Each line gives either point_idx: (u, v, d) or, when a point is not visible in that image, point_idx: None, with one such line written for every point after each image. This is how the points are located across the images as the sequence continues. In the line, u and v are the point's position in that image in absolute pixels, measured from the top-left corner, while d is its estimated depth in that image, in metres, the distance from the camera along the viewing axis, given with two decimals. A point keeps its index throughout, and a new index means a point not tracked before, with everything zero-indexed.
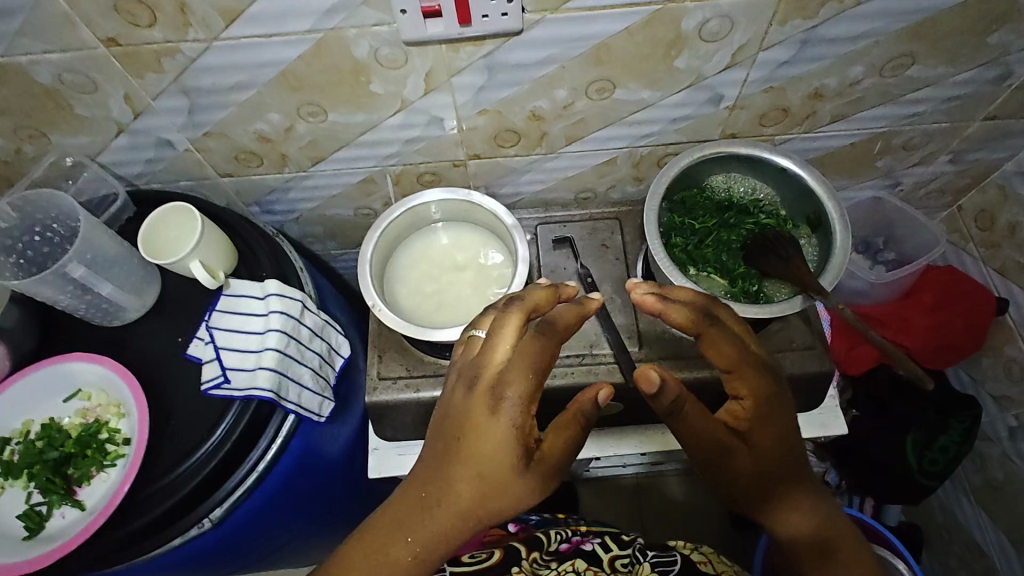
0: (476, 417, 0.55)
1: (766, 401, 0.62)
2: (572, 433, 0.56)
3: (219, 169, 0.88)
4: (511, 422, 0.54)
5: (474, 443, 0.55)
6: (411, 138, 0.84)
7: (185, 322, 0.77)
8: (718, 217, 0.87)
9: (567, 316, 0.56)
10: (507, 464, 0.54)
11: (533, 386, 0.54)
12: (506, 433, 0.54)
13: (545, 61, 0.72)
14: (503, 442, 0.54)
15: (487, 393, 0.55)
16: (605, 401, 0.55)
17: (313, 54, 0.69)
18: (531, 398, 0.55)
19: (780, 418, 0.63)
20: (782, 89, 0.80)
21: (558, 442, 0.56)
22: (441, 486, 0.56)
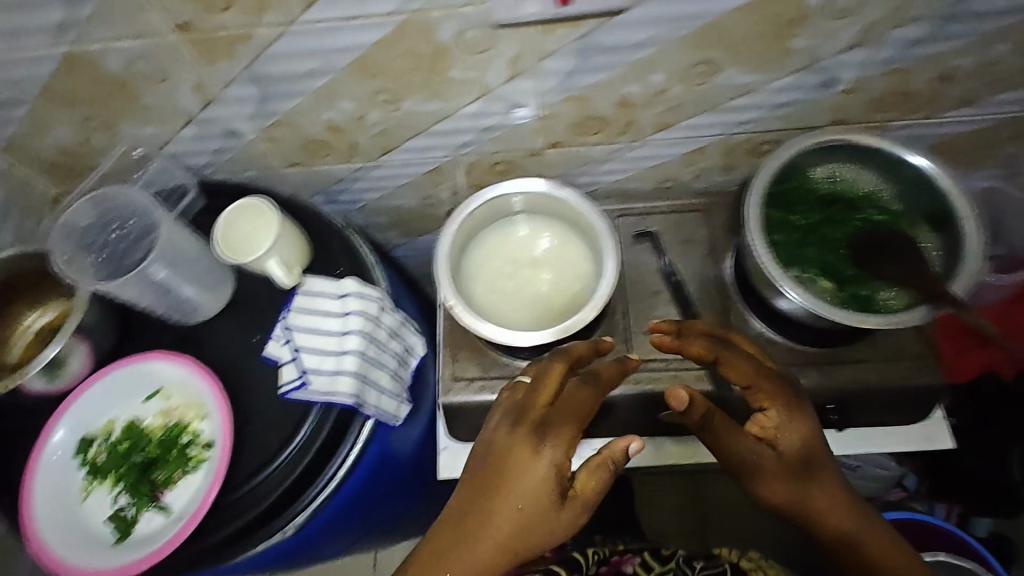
0: (514, 452, 0.54)
1: (794, 417, 0.61)
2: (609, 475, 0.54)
3: (286, 159, 0.85)
4: (552, 459, 0.53)
5: (512, 477, 0.54)
6: (488, 126, 0.79)
7: (259, 322, 0.74)
8: (823, 213, 0.80)
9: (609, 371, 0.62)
10: (546, 498, 0.53)
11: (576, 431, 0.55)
12: (547, 472, 0.53)
13: (645, 43, 0.65)
14: (543, 478, 0.53)
15: (532, 429, 0.55)
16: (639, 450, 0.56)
17: (393, 39, 0.64)
18: (572, 436, 0.55)
19: (809, 430, 0.61)
20: (909, 71, 0.71)
21: (595, 482, 0.54)
22: (478, 518, 0.54)
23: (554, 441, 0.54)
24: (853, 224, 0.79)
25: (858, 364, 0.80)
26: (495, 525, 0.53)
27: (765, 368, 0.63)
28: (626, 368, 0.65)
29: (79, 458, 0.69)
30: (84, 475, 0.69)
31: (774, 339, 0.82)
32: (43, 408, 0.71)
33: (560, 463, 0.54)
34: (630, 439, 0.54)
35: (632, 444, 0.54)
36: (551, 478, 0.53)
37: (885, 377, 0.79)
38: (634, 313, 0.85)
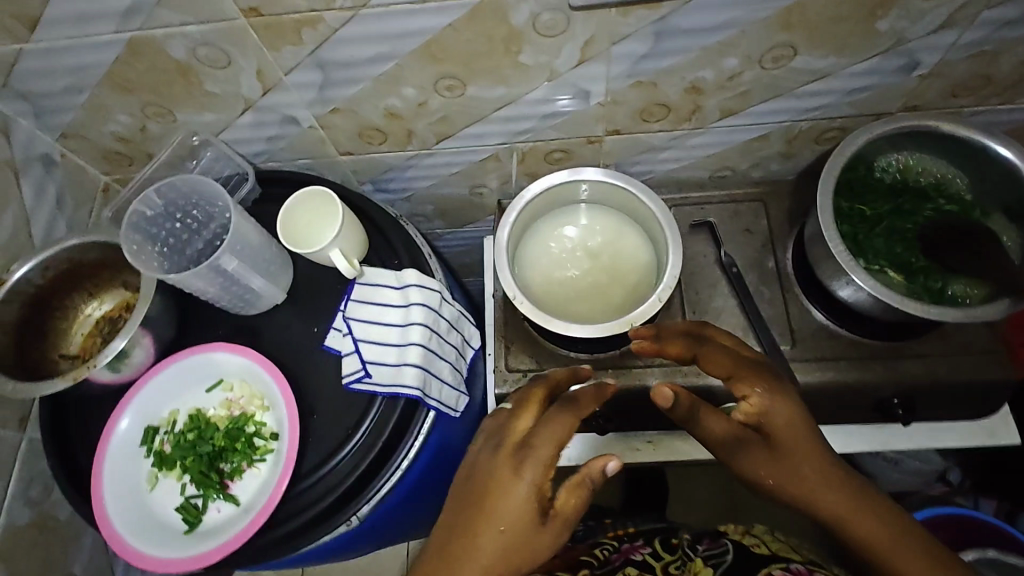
0: (493, 474, 0.51)
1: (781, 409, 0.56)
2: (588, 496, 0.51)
3: (340, 146, 0.84)
4: (531, 481, 0.49)
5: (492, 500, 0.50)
6: (550, 113, 0.77)
7: (320, 312, 0.74)
8: (892, 202, 0.77)
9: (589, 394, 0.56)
10: (526, 522, 0.49)
11: (556, 451, 0.51)
12: (524, 492, 0.49)
13: (723, 25, 0.63)
14: (523, 501, 0.49)
15: (509, 450, 0.51)
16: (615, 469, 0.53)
17: (466, 22, 0.62)
18: (553, 458, 0.50)
19: (796, 419, 0.56)
20: (994, 55, 0.68)
21: (575, 502, 0.51)
22: (457, 543, 0.50)
23: (532, 464, 0.50)
24: (923, 215, 0.77)
25: (925, 358, 0.78)
26: (474, 549, 0.49)
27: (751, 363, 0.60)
28: (603, 392, 0.58)
29: (145, 447, 0.69)
30: (151, 464, 0.69)
31: (837, 332, 0.80)
32: (107, 396, 0.71)
33: (541, 485, 0.50)
34: (605, 458, 0.52)
35: (609, 463, 0.51)
36: (530, 498, 0.49)
37: (955, 371, 0.77)
38: (692, 304, 0.83)
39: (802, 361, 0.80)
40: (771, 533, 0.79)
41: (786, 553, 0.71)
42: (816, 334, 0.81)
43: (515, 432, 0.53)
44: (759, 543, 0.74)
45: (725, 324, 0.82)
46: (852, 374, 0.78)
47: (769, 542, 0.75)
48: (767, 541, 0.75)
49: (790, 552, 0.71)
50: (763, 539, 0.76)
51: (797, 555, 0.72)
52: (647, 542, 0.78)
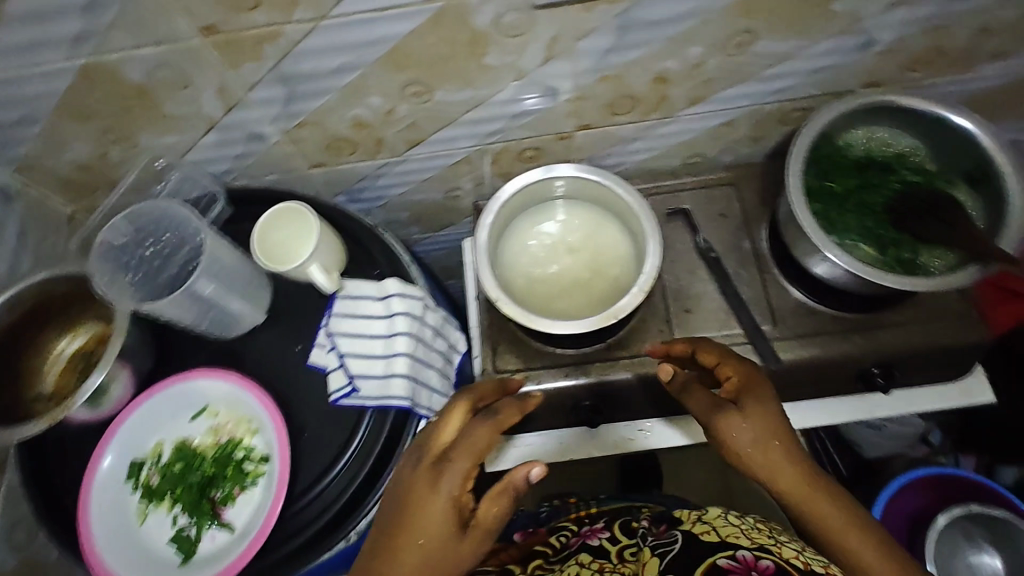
0: (417, 487, 0.56)
1: (753, 390, 0.63)
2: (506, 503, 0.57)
3: (309, 159, 0.82)
4: (448, 493, 0.56)
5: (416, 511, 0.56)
6: (519, 112, 0.77)
7: (302, 330, 0.73)
8: (859, 177, 0.79)
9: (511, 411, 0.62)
10: (446, 530, 0.55)
11: (473, 465, 0.57)
12: (443, 505, 0.55)
13: (685, 15, 0.64)
14: (442, 511, 0.56)
15: (430, 467, 0.57)
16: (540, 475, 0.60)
17: (429, 27, 0.61)
18: (468, 471, 0.57)
19: (765, 399, 0.62)
20: (946, 28, 0.70)
21: (493, 510, 0.58)
22: (389, 552, 0.56)
23: (451, 476, 0.56)
24: (889, 188, 0.79)
25: (899, 327, 0.80)
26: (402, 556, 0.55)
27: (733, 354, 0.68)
28: (524, 406, 0.63)
29: (131, 481, 0.67)
30: (139, 498, 0.67)
31: (816, 307, 0.82)
32: (89, 433, 0.69)
33: (458, 495, 0.56)
34: (531, 465, 0.58)
35: (533, 470, 0.58)
36: (447, 509, 0.55)
37: (930, 337, 0.79)
38: (674, 291, 0.84)
39: (782, 339, 0.81)
40: (729, 514, 0.69)
41: (735, 538, 0.62)
42: (796, 312, 0.82)
43: (437, 446, 0.59)
44: (709, 530, 0.65)
45: (707, 308, 0.83)
46: (832, 347, 0.80)
47: (719, 528, 0.65)
48: (718, 525, 0.66)
49: (740, 537, 0.62)
50: (715, 524, 0.66)
51: (748, 538, 0.62)
52: (607, 526, 0.85)
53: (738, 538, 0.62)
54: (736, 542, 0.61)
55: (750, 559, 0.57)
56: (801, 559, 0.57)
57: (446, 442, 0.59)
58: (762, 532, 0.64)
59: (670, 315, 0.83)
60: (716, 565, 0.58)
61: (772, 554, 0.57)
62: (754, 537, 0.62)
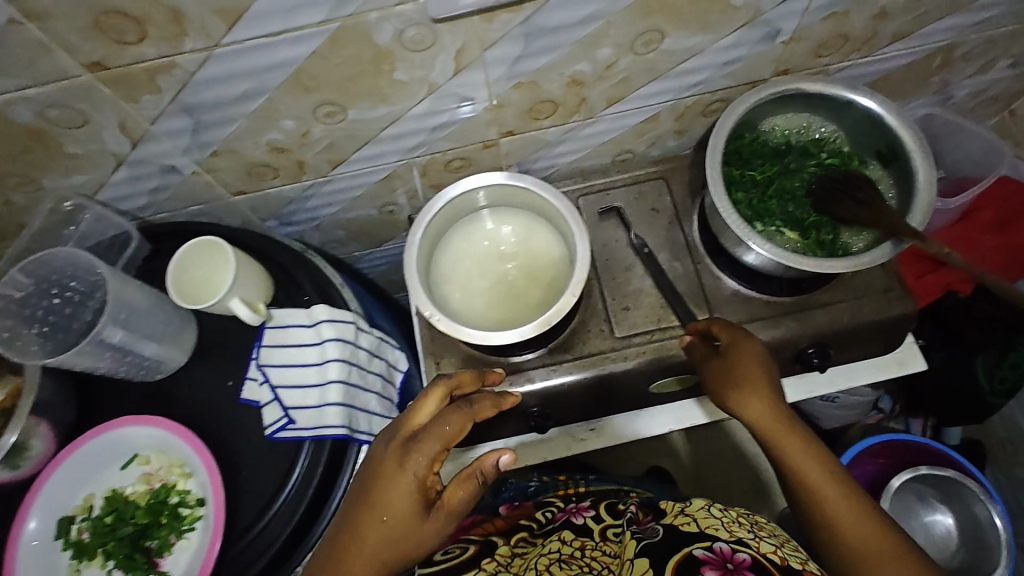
0: (386, 468, 0.56)
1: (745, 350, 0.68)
2: (472, 487, 0.57)
3: (230, 187, 0.80)
4: (414, 475, 0.55)
5: (384, 494, 0.55)
6: (439, 124, 0.76)
7: (233, 365, 0.71)
8: (778, 163, 0.81)
9: (487, 405, 0.62)
10: (412, 512, 0.55)
11: (443, 448, 0.56)
12: (409, 486, 0.55)
13: (589, 18, 0.64)
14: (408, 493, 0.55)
15: (400, 448, 0.57)
16: (509, 463, 0.59)
17: (328, 48, 0.60)
18: (436, 455, 0.56)
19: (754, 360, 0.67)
20: (845, 13, 0.71)
21: (459, 493, 0.57)
22: (355, 532, 0.55)
23: (417, 458, 0.55)
24: (807, 171, 0.81)
25: (830, 306, 0.82)
26: (372, 534, 0.55)
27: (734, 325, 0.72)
28: (501, 401, 0.63)
29: (61, 540, 0.64)
30: (70, 556, 0.64)
31: (750, 295, 0.84)
32: (12, 495, 0.66)
33: (424, 477, 0.56)
34: (501, 453, 0.58)
35: (503, 458, 0.57)
36: (412, 489, 0.55)
37: (857, 315, 0.81)
38: (612, 289, 0.85)
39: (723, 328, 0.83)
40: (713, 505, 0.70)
41: (714, 530, 0.63)
42: (732, 300, 0.84)
43: (412, 428, 0.58)
44: (688, 521, 0.66)
45: (645, 304, 0.84)
46: (769, 332, 0.81)
47: (698, 519, 0.66)
48: (699, 517, 0.67)
49: (718, 529, 0.63)
50: (696, 516, 0.67)
51: (726, 531, 0.63)
52: (592, 506, 0.86)
53: (717, 532, 0.63)
54: (712, 533, 0.62)
55: (725, 550, 0.59)
56: (778, 554, 0.59)
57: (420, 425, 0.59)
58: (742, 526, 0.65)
59: (609, 313, 0.84)
60: (692, 554, 0.59)
61: (749, 547, 0.59)
62: (734, 529, 0.64)
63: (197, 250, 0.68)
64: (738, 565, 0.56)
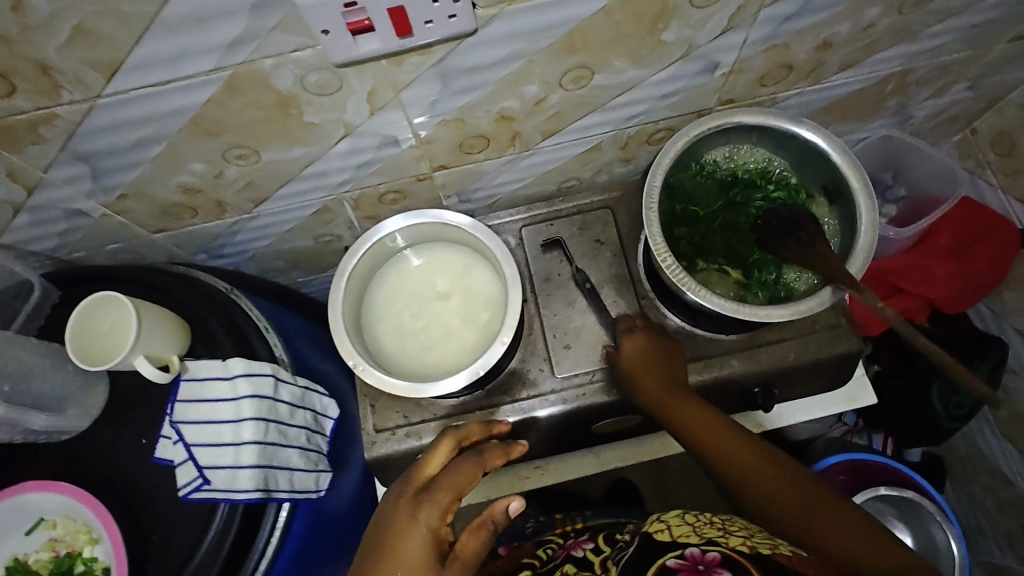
0: (399, 518, 0.56)
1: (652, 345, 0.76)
2: (483, 535, 0.56)
3: (148, 226, 0.76)
4: (429, 524, 0.56)
5: (398, 548, 0.55)
6: (364, 162, 0.72)
7: (147, 422, 0.68)
8: (723, 197, 0.78)
9: (496, 456, 0.64)
10: (427, 563, 0.54)
11: (455, 495, 0.59)
12: (425, 535, 0.55)
13: (509, 57, 0.60)
14: (423, 544, 0.55)
15: (413, 498, 0.58)
16: (517, 512, 0.60)
17: (225, 95, 0.56)
18: (449, 503, 0.57)
19: (656, 353, 0.75)
20: (786, 46, 0.68)
21: (473, 542, 0.56)
22: None
23: (431, 508, 0.57)
24: (753, 206, 0.78)
25: (775, 345, 0.80)
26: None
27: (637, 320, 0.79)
28: (509, 450, 0.66)
29: None
30: None
31: (694, 332, 0.81)
32: None
33: (438, 528, 0.56)
34: (511, 499, 0.59)
35: (512, 504, 0.59)
36: (429, 533, 0.55)
37: (802, 355, 0.79)
38: (553, 326, 0.82)
39: None
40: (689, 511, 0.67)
41: (685, 537, 0.60)
42: (676, 337, 0.81)
43: (423, 479, 0.61)
44: (663, 528, 0.64)
45: (587, 342, 0.82)
46: (712, 372, 0.79)
47: (674, 526, 0.63)
48: (673, 524, 0.64)
49: (691, 535, 0.61)
50: (671, 522, 0.65)
51: (698, 536, 0.61)
52: (591, 540, 0.82)
53: (688, 538, 0.60)
54: (685, 540, 0.60)
55: (698, 554, 0.56)
56: (747, 545, 0.58)
57: (430, 477, 0.61)
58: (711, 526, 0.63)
59: (550, 352, 0.81)
60: (665, 565, 0.57)
61: (720, 545, 0.58)
62: (705, 532, 0.62)
63: (91, 310, 0.64)
64: (710, 565, 0.54)
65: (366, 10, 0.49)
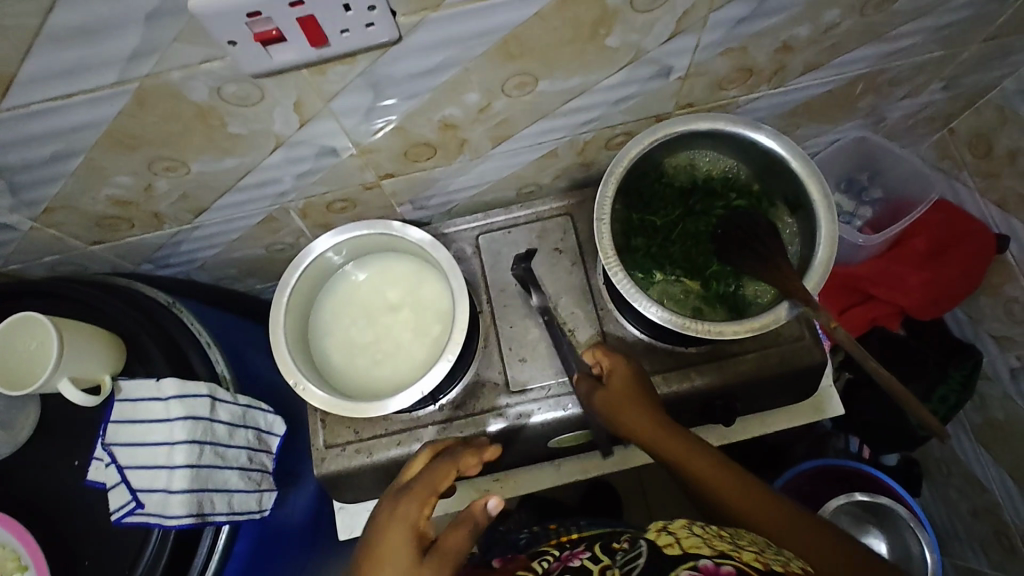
0: (377, 520, 0.51)
1: (624, 371, 0.68)
2: (464, 531, 0.49)
3: (84, 239, 0.73)
4: (406, 518, 0.50)
5: (376, 555, 0.48)
6: (304, 171, 0.69)
7: (81, 444, 0.66)
8: (683, 205, 0.75)
9: (469, 457, 0.58)
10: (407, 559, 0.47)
11: (433, 488, 0.53)
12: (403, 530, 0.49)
13: (443, 65, 0.56)
14: (403, 539, 0.48)
15: (390, 497, 0.53)
16: (500, 509, 0.52)
17: (137, 107, 0.53)
18: (427, 497, 0.52)
19: (636, 383, 0.67)
20: (743, 49, 0.64)
21: (455, 536, 0.49)
22: None
23: (407, 502, 0.51)
24: (714, 214, 0.75)
25: (738, 358, 0.77)
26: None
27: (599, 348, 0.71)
28: (484, 453, 0.59)
29: None
30: None
31: (654, 343, 0.78)
32: None
33: (417, 521, 0.50)
34: (488, 498, 0.52)
35: (491, 499, 0.52)
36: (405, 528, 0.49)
37: (765, 368, 0.77)
38: (509, 338, 0.80)
39: None
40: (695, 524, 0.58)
41: (696, 548, 0.51)
42: (634, 350, 0.78)
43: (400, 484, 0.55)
44: (671, 541, 0.54)
45: (543, 355, 0.79)
46: (672, 386, 0.77)
47: (684, 540, 0.54)
48: (682, 536, 0.55)
49: (702, 547, 0.51)
50: (679, 535, 0.55)
51: (712, 547, 0.51)
52: (587, 548, 0.63)
53: (701, 548, 0.51)
54: (696, 551, 0.51)
55: (710, 566, 0.48)
56: (762, 560, 0.49)
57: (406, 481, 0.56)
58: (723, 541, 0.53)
59: (505, 365, 0.79)
60: None
61: (733, 559, 0.49)
62: (716, 543, 0.52)
63: (10, 332, 0.62)
64: None
65: (272, 20, 0.45)
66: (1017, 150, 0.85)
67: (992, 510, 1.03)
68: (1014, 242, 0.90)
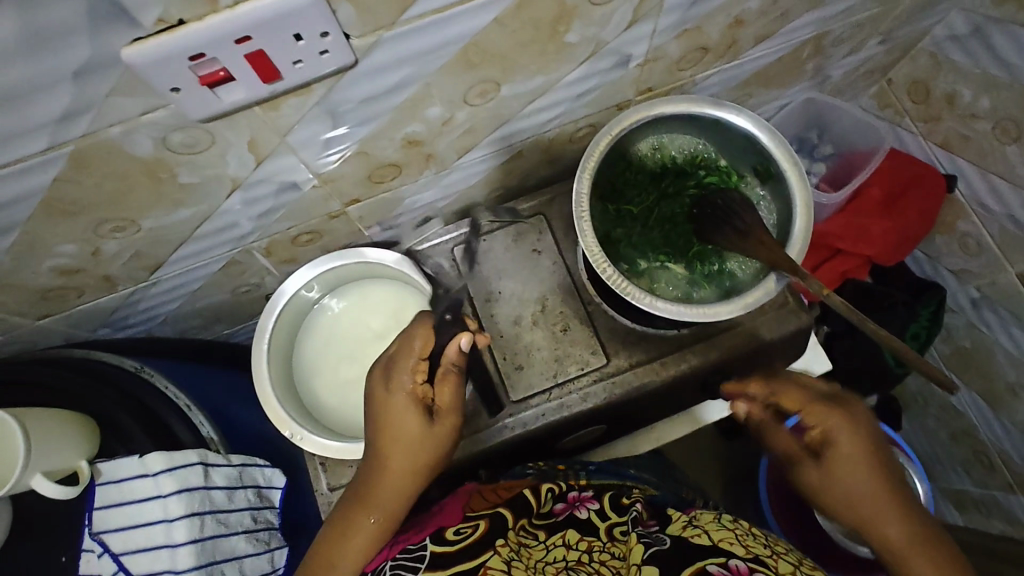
0: (377, 394, 0.61)
1: (848, 439, 0.61)
2: (449, 385, 0.62)
3: (28, 314, 0.67)
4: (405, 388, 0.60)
5: (387, 416, 0.60)
6: (265, 210, 0.65)
7: (67, 538, 0.62)
8: (656, 189, 0.75)
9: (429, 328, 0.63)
10: (415, 421, 0.59)
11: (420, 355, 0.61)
12: (404, 401, 0.60)
13: (401, 83, 0.53)
14: (406, 407, 0.60)
15: (385, 369, 0.62)
16: (470, 346, 0.63)
17: (74, 170, 0.48)
18: (418, 366, 0.61)
19: (866, 448, 0.61)
20: (698, 29, 0.64)
21: (444, 392, 0.62)
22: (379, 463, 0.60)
23: (402, 374, 0.61)
24: (687, 195, 0.75)
25: (730, 331, 0.78)
26: (393, 451, 0.59)
27: (815, 391, 0.65)
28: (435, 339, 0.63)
29: None
30: None
31: (647, 330, 0.78)
32: None
33: (415, 387, 0.60)
34: (457, 337, 0.62)
35: (462, 339, 0.62)
36: (410, 395, 0.60)
37: (756, 338, 0.78)
38: (502, 348, 0.78)
39: (634, 369, 0.77)
40: (721, 516, 0.62)
41: (728, 544, 0.55)
42: (628, 340, 0.78)
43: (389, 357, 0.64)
44: (700, 533, 0.57)
45: (540, 361, 0.78)
46: (670, 370, 0.77)
47: (714, 532, 0.57)
48: (710, 529, 0.58)
49: (734, 543, 0.55)
50: (707, 527, 0.59)
51: (743, 545, 0.55)
52: (595, 497, 0.67)
53: (732, 545, 0.55)
54: (728, 546, 0.54)
55: (740, 565, 0.50)
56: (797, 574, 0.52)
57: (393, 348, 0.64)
58: (755, 540, 0.57)
59: (503, 376, 0.77)
60: (705, 570, 0.50)
61: (766, 567, 0.51)
62: (750, 544, 0.56)
63: None
64: None
65: (217, 60, 0.41)
66: (954, 92, 0.88)
67: (969, 433, 1.09)
68: (961, 181, 0.94)
